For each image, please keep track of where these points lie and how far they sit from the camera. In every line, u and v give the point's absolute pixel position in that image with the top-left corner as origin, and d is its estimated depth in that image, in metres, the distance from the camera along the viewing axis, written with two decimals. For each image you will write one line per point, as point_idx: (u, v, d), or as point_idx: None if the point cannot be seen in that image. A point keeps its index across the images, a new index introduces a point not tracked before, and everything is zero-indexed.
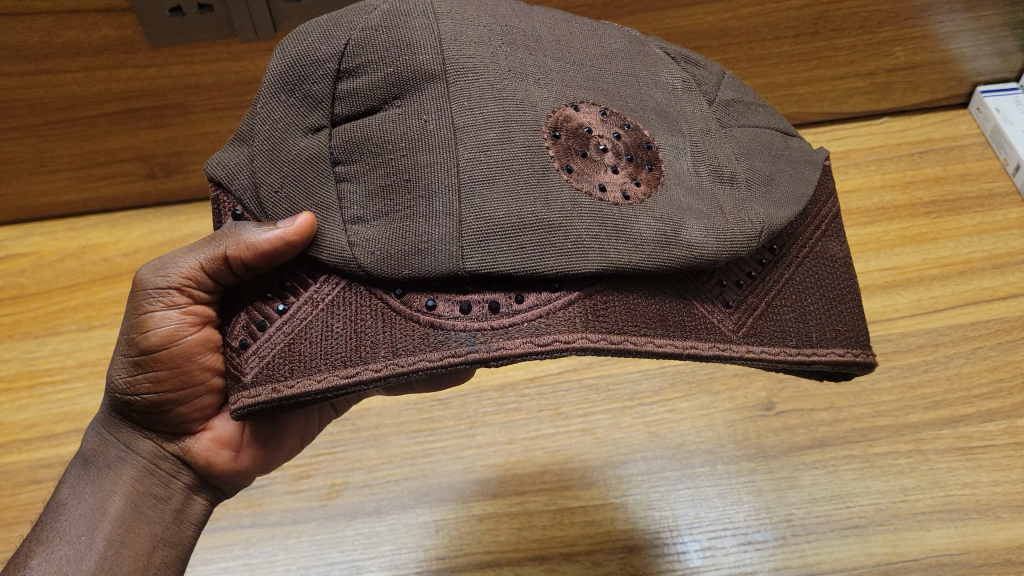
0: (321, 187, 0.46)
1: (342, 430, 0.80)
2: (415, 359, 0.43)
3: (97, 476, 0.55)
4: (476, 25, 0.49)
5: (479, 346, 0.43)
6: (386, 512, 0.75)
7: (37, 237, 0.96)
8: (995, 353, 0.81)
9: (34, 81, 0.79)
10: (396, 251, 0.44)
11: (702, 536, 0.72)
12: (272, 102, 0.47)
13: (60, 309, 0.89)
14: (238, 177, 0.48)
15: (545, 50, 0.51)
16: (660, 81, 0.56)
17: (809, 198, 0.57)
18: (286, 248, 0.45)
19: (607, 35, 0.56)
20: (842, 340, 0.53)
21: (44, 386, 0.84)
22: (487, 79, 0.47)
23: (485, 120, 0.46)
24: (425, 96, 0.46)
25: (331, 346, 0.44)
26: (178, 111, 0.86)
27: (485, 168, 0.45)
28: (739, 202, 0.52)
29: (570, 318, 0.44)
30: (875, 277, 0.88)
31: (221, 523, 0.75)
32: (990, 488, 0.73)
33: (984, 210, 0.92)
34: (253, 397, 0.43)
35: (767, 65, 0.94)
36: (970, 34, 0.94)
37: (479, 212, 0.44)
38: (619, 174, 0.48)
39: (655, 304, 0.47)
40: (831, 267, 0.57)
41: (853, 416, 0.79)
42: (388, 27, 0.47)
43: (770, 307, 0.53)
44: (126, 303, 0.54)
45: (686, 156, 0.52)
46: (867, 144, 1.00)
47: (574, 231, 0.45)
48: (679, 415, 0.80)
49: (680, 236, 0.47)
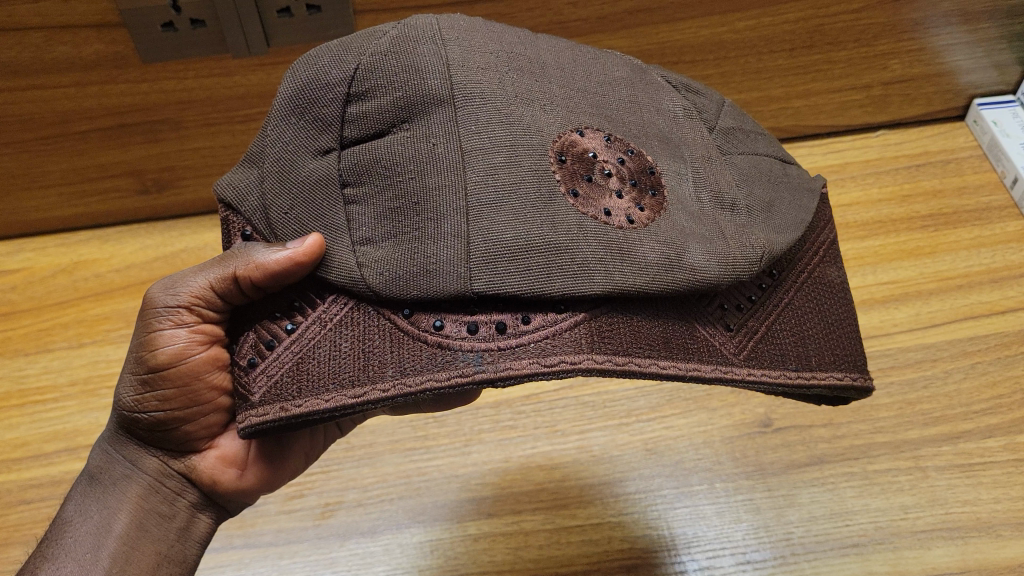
0: (330, 209, 0.46)
1: (336, 448, 0.79)
2: (422, 379, 0.42)
3: (103, 493, 0.54)
4: (483, 51, 0.48)
5: (486, 366, 0.42)
6: (380, 532, 0.74)
7: (29, 253, 0.95)
8: (994, 368, 0.81)
9: (26, 96, 0.79)
10: (403, 273, 0.44)
11: (700, 555, 0.71)
12: (283, 125, 0.47)
13: (51, 326, 0.88)
14: (247, 199, 0.47)
15: (550, 76, 0.51)
16: (661, 108, 0.55)
17: (807, 225, 0.57)
18: (295, 269, 0.44)
19: (610, 63, 0.56)
20: (839, 364, 0.53)
21: (34, 405, 0.83)
22: (495, 104, 0.46)
23: (492, 144, 0.45)
24: (433, 120, 0.46)
25: (339, 365, 0.43)
26: (171, 126, 0.86)
27: (493, 191, 0.44)
28: (741, 228, 0.52)
29: (577, 339, 0.43)
30: (874, 291, 0.87)
31: (212, 544, 0.74)
32: (990, 505, 0.72)
33: (982, 223, 0.92)
34: (260, 416, 0.43)
35: (763, 79, 0.93)
36: (966, 46, 0.94)
37: (486, 234, 0.44)
38: (624, 199, 0.48)
39: (660, 326, 0.46)
40: (829, 291, 0.57)
41: (852, 432, 0.78)
42: (397, 52, 0.47)
43: (770, 331, 0.52)
44: (136, 321, 0.53)
45: (689, 182, 0.52)
46: (864, 157, 1.00)
47: (581, 253, 0.44)
48: (676, 432, 0.79)
49: (684, 259, 0.47)
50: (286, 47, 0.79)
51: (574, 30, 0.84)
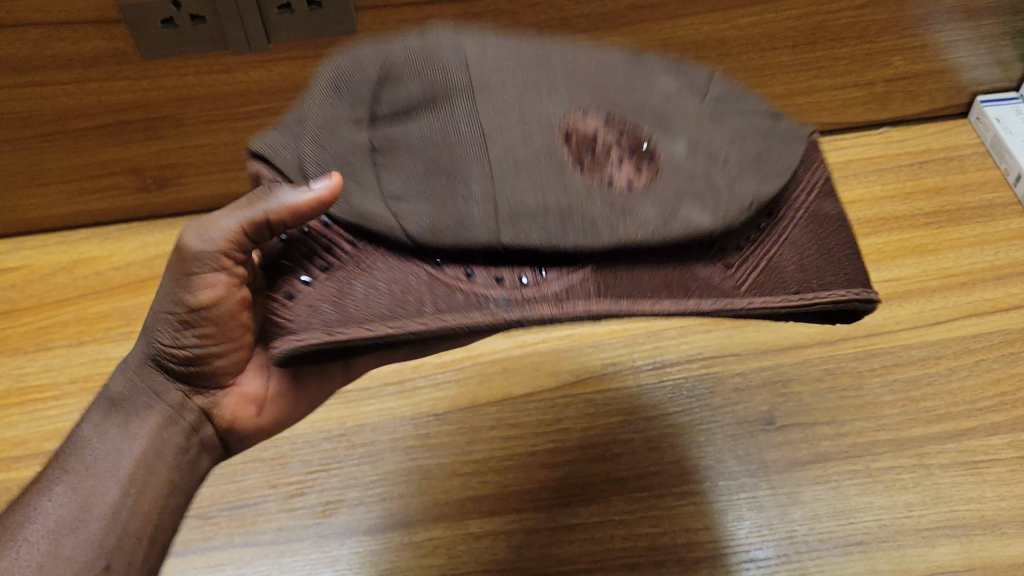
0: (364, 172, 0.49)
1: (338, 446, 0.79)
2: (454, 318, 0.45)
3: (123, 419, 0.55)
4: (498, 45, 0.51)
5: (513, 310, 0.46)
6: (382, 530, 0.73)
7: (29, 251, 0.95)
8: (999, 365, 0.80)
9: (26, 93, 0.79)
10: (436, 227, 0.47)
11: (703, 553, 0.71)
12: (319, 96, 0.49)
13: (52, 324, 0.88)
14: (282, 154, 0.49)
15: (559, 59, 0.52)
16: (649, 75, 0.55)
17: (798, 167, 0.55)
18: (319, 210, 0.46)
19: (605, 47, 0.56)
20: (841, 282, 0.52)
21: (34, 403, 0.82)
22: (510, 91, 0.50)
23: (508, 122, 0.49)
24: (457, 104, 0.49)
25: (378, 302, 0.46)
26: (171, 123, 0.85)
27: (512, 161, 0.48)
28: (727, 178, 0.52)
29: (587, 288, 0.47)
30: (876, 289, 0.87)
31: (213, 542, 0.73)
32: (995, 503, 0.72)
33: (986, 220, 0.92)
34: (300, 340, 0.44)
35: (767, 76, 0.93)
36: (970, 43, 0.93)
37: (507, 197, 0.48)
38: (626, 165, 0.51)
39: (660, 273, 0.49)
40: (829, 219, 0.55)
41: (855, 430, 0.78)
42: (425, 43, 0.50)
43: (763, 263, 0.52)
44: (172, 259, 0.53)
45: (679, 142, 0.52)
46: (867, 154, 0.99)
47: (589, 213, 0.48)
48: (679, 429, 0.79)
49: (677, 216, 0.49)
50: (286, 44, 0.79)
51: (576, 26, 0.84)
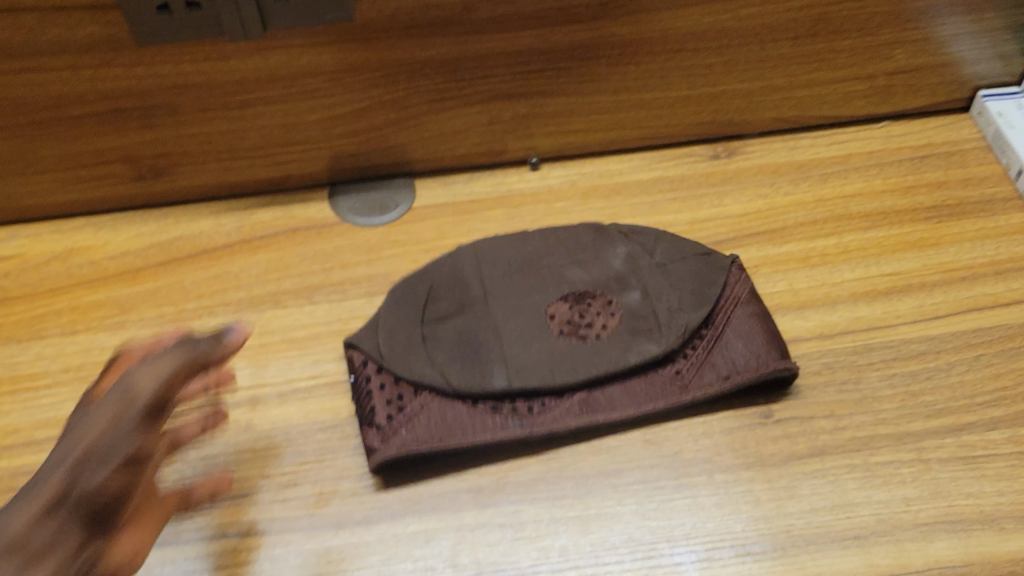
0: (423, 341, 0.80)
1: (331, 437, 0.78)
2: (490, 434, 0.75)
3: (27, 494, 0.59)
4: (499, 260, 0.87)
5: (526, 427, 0.75)
6: (375, 521, 0.73)
7: (23, 240, 0.94)
8: (999, 360, 0.80)
9: (19, 80, 0.79)
10: (471, 382, 0.77)
11: (699, 547, 0.70)
12: (388, 306, 0.83)
13: (45, 312, 0.87)
14: (366, 341, 0.81)
15: (538, 262, 0.86)
16: (602, 254, 0.87)
17: (719, 292, 0.83)
18: (230, 355, 0.72)
19: (569, 230, 0.89)
20: (765, 361, 0.78)
21: (26, 391, 0.81)
22: (509, 303, 0.83)
23: (514, 329, 0.81)
24: (480, 310, 0.83)
25: (439, 425, 0.75)
26: (167, 112, 0.85)
27: (516, 349, 0.80)
28: (665, 316, 0.81)
29: (571, 408, 0.77)
30: (876, 283, 0.86)
31: (205, 532, 0.72)
32: (993, 498, 0.72)
33: (986, 215, 0.91)
34: (391, 453, 0.73)
35: (767, 69, 0.92)
36: (973, 36, 0.93)
37: (518, 366, 0.78)
38: (593, 326, 0.81)
39: (624, 385, 0.78)
40: (753, 315, 0.81)
41: (853, 424, 0.77)
42: (454, 280, 0.85)
43: (703, 361, 0.79)
44: (105, 403, 0.63)
45: (626, 296, 0.83)
46: (868, 148, 0.98)
47: (571, 362, 0.78)
48: (676, 423, 0.78)
49: (630, 355, 0.78)
50: (282, 32, 0.79)
51: (576, 17, 0.84)
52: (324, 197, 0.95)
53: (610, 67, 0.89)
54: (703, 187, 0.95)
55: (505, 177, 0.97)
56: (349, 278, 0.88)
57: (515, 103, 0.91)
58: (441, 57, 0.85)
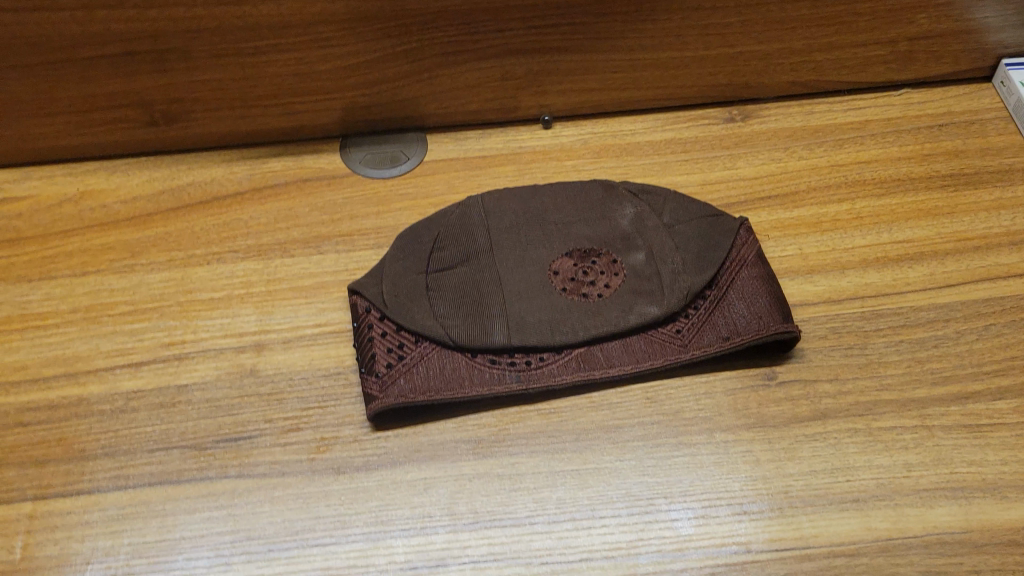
0: (426, 291, 0.80)
1: (335, 384, 0.78)
2: (488, 386, 0.75)
3: None
4: (506, 214, 0.86)
5: (522, 381, 0.76)
6: (374, 468, 0.73)
7: (36, 181, 0.94)
8: (1009, 330, 0.79)
9: (34, 17, 0.80)
10: (470, 334, 0.77)
11: (695, 504, 0.70)
12: (393, 255, 0.83)
13: (56, 253, 0.88)
14: (368, 288, 0.81)
15: (545, 219, 0.86)
16: (611, 212, 0.86)
17: (729, 253, 0.82)
18: None
19: (579, 186, 0.89)
20: (768, 321, 0.77)
21: (36, 329, 0.83)
22: (514, 258, 0.83)
23: (517, 284, 0.81)
24: (484, 263, 0.82)
25: (437, 376, 0.75)
26: (179, 56, 0.85)
27: (518, 304, 0.80)
28: (670, 275, 0.81)
29: (570, 364, 0.77)
30: (888, 250, 0.85)
31: (206, 473, 0.73)
32: (997, 467, 0.71)
33: (1004, 185, 0.90)
34: (387, 402, 0.73)
35: (786, 30, 0.91)
36: (997, 2, 0.91)
37: (518, 321, 0.78)
38: (596, 284, 0.81)
39: (623, 342, 0.78)
40: (761, 275, 0.80)
41: (857, 388, 0.76)
42: (461, 232, 0.85)
43: (706, 320, 0.78)
44: None
45: (632, 255, 0.83)
46: (886, 115, 0.97)
47: (570, 318, 0.78)
48: (678, 381, 0.77)
49: (630, 314, 0.78)
50: None
51: None
52: (335, 149, 0.95)
53: (625, 24, 0.88)
54: (715, 149, 0.94)
55: (516, 134, 0.96)
56: (357, 229, 0.88)
57: (527, 59, 0.90)
58: (454, 9, 0.84)
